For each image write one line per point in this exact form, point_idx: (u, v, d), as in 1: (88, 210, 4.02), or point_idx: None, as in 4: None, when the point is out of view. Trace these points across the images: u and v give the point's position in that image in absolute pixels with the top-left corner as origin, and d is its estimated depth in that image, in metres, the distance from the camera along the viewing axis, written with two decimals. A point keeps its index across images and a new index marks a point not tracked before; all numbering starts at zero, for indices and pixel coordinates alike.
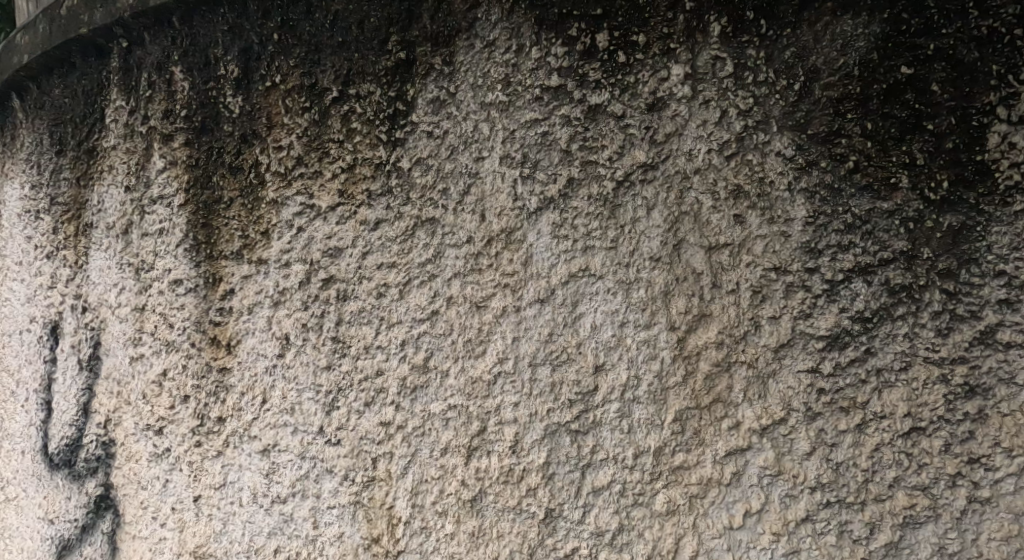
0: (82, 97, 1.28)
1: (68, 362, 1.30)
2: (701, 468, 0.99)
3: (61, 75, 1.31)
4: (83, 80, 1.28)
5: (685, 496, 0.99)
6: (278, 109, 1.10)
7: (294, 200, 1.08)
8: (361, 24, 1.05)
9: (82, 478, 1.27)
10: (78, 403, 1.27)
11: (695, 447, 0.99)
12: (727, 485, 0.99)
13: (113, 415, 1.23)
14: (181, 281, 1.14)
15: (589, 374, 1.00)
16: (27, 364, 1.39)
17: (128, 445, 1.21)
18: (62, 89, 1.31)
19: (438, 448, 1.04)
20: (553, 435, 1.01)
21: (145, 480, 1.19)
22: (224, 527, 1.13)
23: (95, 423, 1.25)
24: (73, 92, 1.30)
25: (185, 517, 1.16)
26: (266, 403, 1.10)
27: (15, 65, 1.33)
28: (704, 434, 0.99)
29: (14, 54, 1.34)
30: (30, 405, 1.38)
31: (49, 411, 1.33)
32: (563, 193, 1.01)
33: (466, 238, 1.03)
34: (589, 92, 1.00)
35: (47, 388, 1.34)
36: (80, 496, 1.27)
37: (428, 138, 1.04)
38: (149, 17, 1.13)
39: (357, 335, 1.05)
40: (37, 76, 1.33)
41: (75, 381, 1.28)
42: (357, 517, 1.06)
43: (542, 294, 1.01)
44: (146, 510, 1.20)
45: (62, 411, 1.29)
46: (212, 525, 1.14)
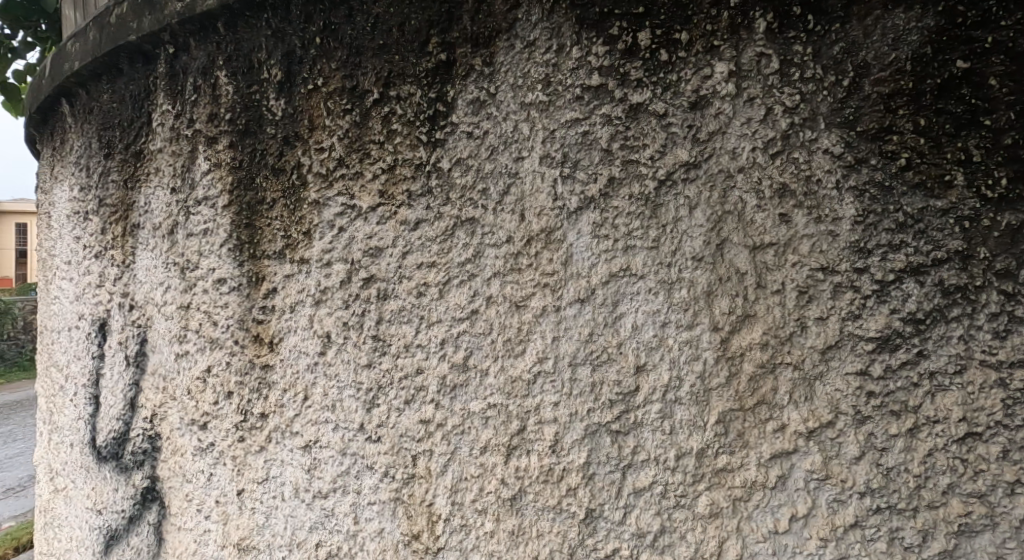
0: (130, 101, 1.31)
1: (115, 358, 1.34)
2: (746, 470, 0.98)
3: (110, 80, 1.35)
4: (130, 85, 1.31)
5: (729, 499, 0.98)
6: (319, 111, 1.11)
7: (335, 200, 1.09)
8: (401, 26, 1.07)
9: (129, 470, 1.31)
10: (125, 398, 1.31)
11: (738, 449, 0.98)
12: (773, 488, 0.97)
13: (158, 410, 1.26)
14: (225, 280, 1.17)
15: (630, 374, 1.00)
16: (75, 359, 1.44)
17: (172, 440, 1.24)
18: (111, 94, 1.35)
19: (478, 447, 1.04)
20: (593, 435, 1.01)
21: (189, 474, 1.22)
22: (266, 521, 1.15)
23: (142, 417, 1.29)
24: (121, 97, 1.33)
25: (227, 510, 1.18)
26: (308, 400, 1.11)
27: (66, 72, 1.39)
28: (748, 436, 0.98)
29: (66, 61, 1.39)
30: (78, 399, 1.43)
31: (97, 405, 1.38)
32: (604, 192, 1.00)
33: (506, 238, 1.03)
34: (631, 91, 1.00)
35: (94, 384, 1.38)
36: (126, 488, 1.31)
37: (468, 138, 1.04)
38: (195, 24, 1.17)
39: (397, 334, 1.06)
40: (87, 83, 1.38)
41: (122, 377, 1.32)
42: (397, 514, 1.07)
43: (582, 294, 1.01)
44: (190, 502, 1.22)
45: (109, 405, 1.34)
46: (255, 519, 1.16)
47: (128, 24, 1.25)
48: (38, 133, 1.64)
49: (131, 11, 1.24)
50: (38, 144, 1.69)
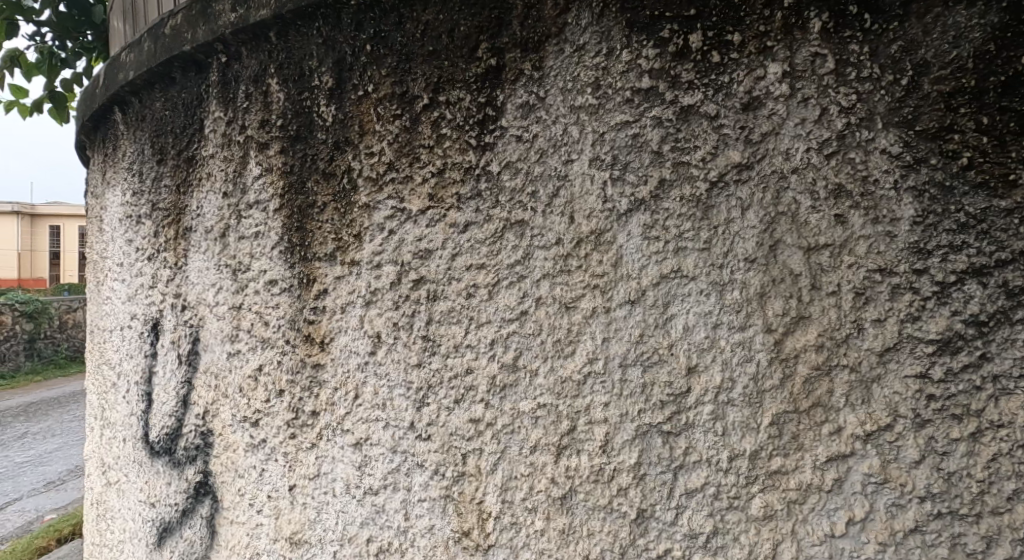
0: (182, 109, 1.35)
1: (168, 357, 1.39)
2: (801, 473, 0.96)
3: (162, 88, 1.39)
4: (183, 94, 1.35)
5: (784, 501, 0.97)
6: (369, 117, 1.13)
7: (386, 204, 1.11)
8: (451, 33, 1.09)
9: (182, 465, 1.35)
10: (178, 395, 1.36)
11: (794, 452, 0.97)
12: (829, 491, 0.96)
13: (210, 408, 1.30)
14: (277, 281, 1.20)
15: (682, 375, 1.00)
16: (128, 358, 1.50)
17: (225, 436, 1.28)
18: (163, 102, 1.39)
19: (528, 446, 1.05)
20: (644, 435, 1.01)
21: (242, 469, 1.26)
22: (319, 516, 1.18)
23: (195, 414, 1.33)
24: (173, 105, 1.37)
25: (280, 505, 1.21)
26: (358, 399, 1.13)
27: (122, 81, 1.44)
28: (803, 438, 0.96)
29: (122, 71, 1.45)
30: (131, 396, 1.48)
31: (149, 402, 1.43)
32: (655, 194, 1.00)
33: (555, 240, 1.04)
34: (682, 93, 0.99)
35: (147, 381, 1.44)
36: (180, 482, 1.35)
37: (517, 142, 1.05)
38: (249, 33, 1.21)
39: (447, 334, 1.08)
40: (141, 91, 1.43)
41: (175, 375, 1.37)
42: (447, 511, 1.09)
43: (632, 295, 1.01)
44: (243, 496, 1.26)
45: (162, 402, 1.39)
46: (307, 513, 1.19)
47: (183, 35, 1.29)
48: (90, 139, 1.70)
49: (187, 22, 1.28)
50: (89, 150, 1.76)
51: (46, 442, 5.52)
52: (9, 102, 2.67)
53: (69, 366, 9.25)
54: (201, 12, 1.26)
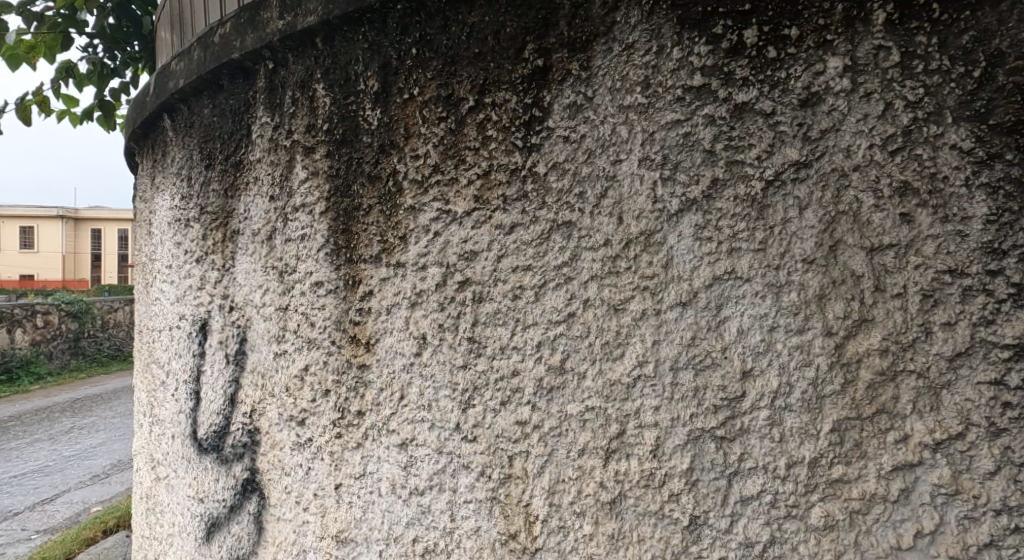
0: (230, 115, 1.37)
1: (215, 356, 1.41)
2: (865, 482, 0.93)
3: (211, 95, 1.42)
4: (231, 100, 1.37)
5: (845, 510, 0.94)
6: (414, 120, 1.13)
7: (431, 206, 1.11)
8: (496, 34, 1.08)
9: (230, 462, 1.37)
10: (226, 393, 1.38)
11: (856, 460, 0.94)
12: (895, 501, 0.93)
13: (257, 406, 1.32)
14: (322, 283, 1.20)
15: (735, 379, 0.98)
16: (177, 357, 1.53)
17: (272, 434, 1.30)
18: (212, 109, 1.42)
19: (576, 449, 1.04)
20: (696, 440, 0.99)
21: (289, 467, 1.27)
22: (364, 515, 1.18)
23: (242, 412, 1.35)
24: (221, 111, 1.39)
25: (326, 503, 1.22)
26: (404, 400, 1.13)
27: (172, 89, 1.47)
28: (866, 446, 0.94)
29: (174, 79, 1.48)
30: (179, 394, 1.51)
31: (197, 400, 1.45)
32: (707, 193, 0.98)
33: (604, 241, 1.02)
34: (736, 90, 0.97)
35: (195, 380, 1.46)
36: (227, 478, 1.38)
37: (564, 142, 1.04)
38: (296, 40, 1.22)
39: (493, 336, 1.07)
40: (190, 99, 1.46)
41: (222, 374, 1.39)
42: (493, 513, 1.08)
43: (684, 297, 0.99)
44: (290, 494, 1.27)
45: (209, 400, 1.42)
46: (352, 512, 1.19)
47: (231, 43, 1.31)
48: (140, 146, 1.74)
49: (236, 30, 1.30)
50: (138, 157, 1.80)
51: (95, 436, 5.68)
52: (60, 112, 2.74)
53: (109, 364, 9.49)
54: (250, 20, 1.28)
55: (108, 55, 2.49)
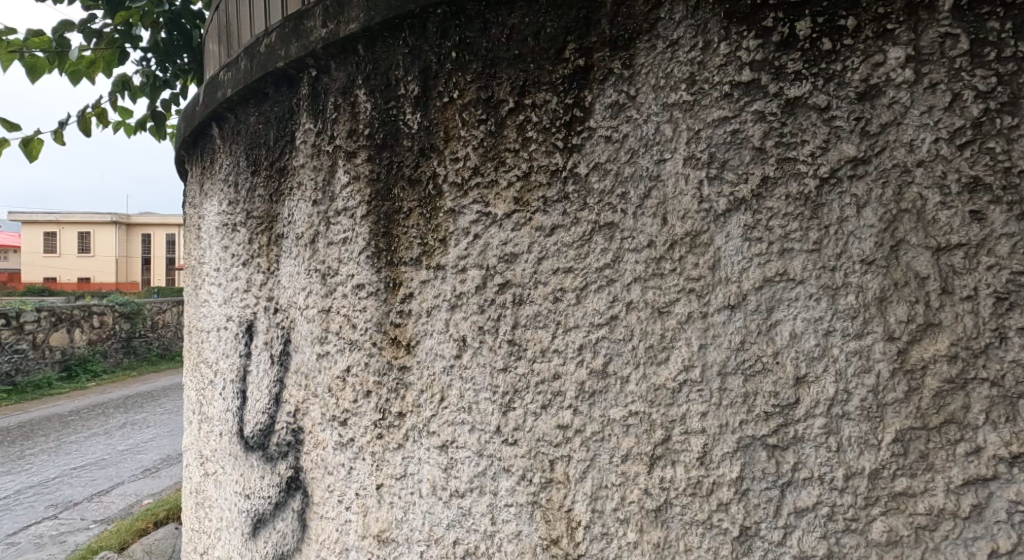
0: (274, 122, 1.37)
1: (261, 357, 1.41)
2: (931, 496, 0.89)
3: (256, 104, 1.42)
4: (275, 107, 1.37)
5: (910, 526, 0.90)
6: (454, 123, 1.11)
7: (471, 208, 1.09)
8: (537, 35, 1.06)
9: (275, 460, 1.38)
10: (271, 393, 1.38)
11: (922, 473, 0.89)
12: (966, 518, 0.88)
13: (301, 406, 1.31)
14: (363, 285, 1.19)
15: (789, 385, 0.94)
16: (225, 357, 1.54)
17: (315, 434, 1.29)
18: (257, 117, 1.42)
19: (619, 454, 1.01)
20: (747, 448, 0.96)
21: (330, 466, 1.26)
22: (405, 515, 1.17)
23: (286, 411, 1.35)
24: (266, 119, 1.40)
25: (367, 503, 1.21)
26: (444, 401, 1.12)
27: (220, 99, 1.49)
28: (934, 459, 0.89)
29: (221, 88, 1.50)
30: (227, 393, 1.52)
31: (243, 399, 1.46)
32: (757, 192, 0.95)
33: (647, 242, 1.00)
34: (787, 85, 0.94)
35: (241, 380, 1.47)
36: (272, 476, 1.38)
37: (606, 142, 1.02)
38: (338, 47, 1.22)
39: (534, 339, 1.05)
40: (237, 108, 1.47)
41: (267, 374, 1.39)
42: (534, 518, 1.06)
43: (732, 300, 0.96)
44: (332, 493, 1.26)
45: (255, 400, 1.42)
46: (393, 512, 1.18)
47: (276, 52, 1.31)
48: (190, 154, 1.76)
49: (280, 39, 1.31)
50: (187, 164, 1.82)
51: (147, 431, 5.81)
52: (116, 123, 2.79)
53: (158, 363, 9.70)
54: (295, 29, 1.28)
55: (161, 68, 2.52)
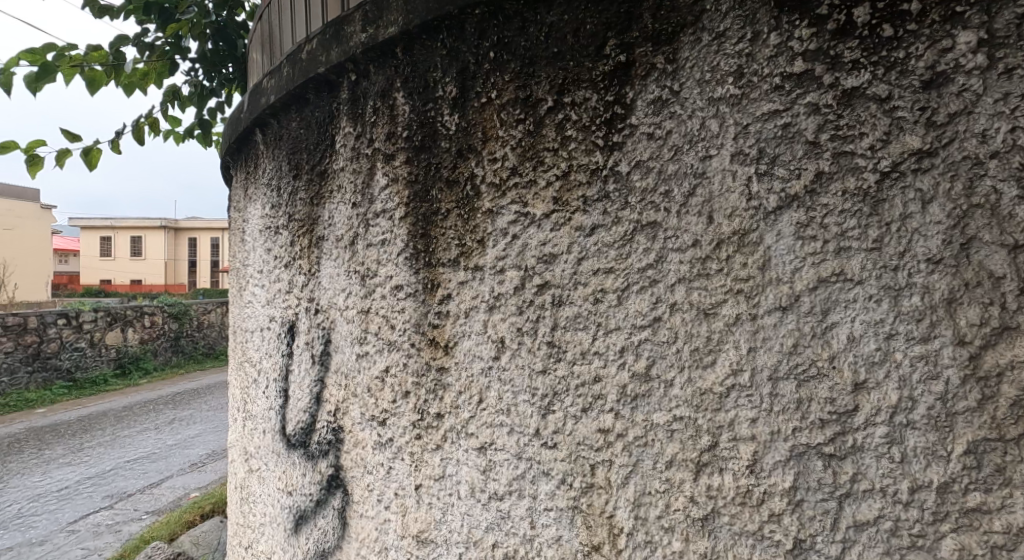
0: (315, 127, 1.36)
1: (302, 356, 1.40)
2: (1008, 514, 0.84)
3: (298, 110, 1.42)
4: (316, 113, 1.36)
5: (985, 545, 0.85)
6: (492, 123, 1.09)
7: (509, 209, 1.07)
8: (576, 32, 1.03)
9: (315, 458, 1.37)
10: (312, 392, 1.37)
11: (997, 488, 0.84)
12: None
13: (340, 405, 1.30)
14: (402, 287, 1.17)
15: (846, 392, 0.89)
16: (267, 357, 1.54)
17: (354, 433, 1.27)
18: (298, 122, 1.41)
19: (663, 461, 0.97)
20: (801, 458, 0.91)
21: (370, 465, 1.24)
22: (443, 516, 1.14)
23: (326, 410, 1.34)
24: (307, 124, 1.39)
25: (406, 503, 1.18)
26: (482, 403, 1.09)
27: (263, 105, 1.49)
28: (1010, 473, 0.84)
29: (264, 95, 1.50)
30: (269, 391, 1.52)
31: (285, 399, 1.45)
32: (810, 188, 0.91)
33: (692, 242, 0.96)
34: (843, 75, 0.89)
35: (284, 379, 1.47)
36: (313, 474, 1.37)
37: (648, 140, 0.98)
38: (377, 51, 1.20)
39: (573, 341, 1.02)
40: (279, 113, 1.47)
41: (309, 373, 1.38)
42: (575, 523, 1.03)
43: (784, 301, 0.92)
44: (371, 493, 1.25)
45: (297, 399, 1.41)
46: (432, 513, 1.15)
47: (317, 58, 1.30)
48: (236, 160, 1.76)
49: (321, 45, 1.30)
50: (233, 169, 1.83)
51: (194, 427, 5.91)
52: (167, 132, 2.83)
53: (205, 361, 9.88)
54: (335, 34, 1.27)
55: (209, 78, 2.53)
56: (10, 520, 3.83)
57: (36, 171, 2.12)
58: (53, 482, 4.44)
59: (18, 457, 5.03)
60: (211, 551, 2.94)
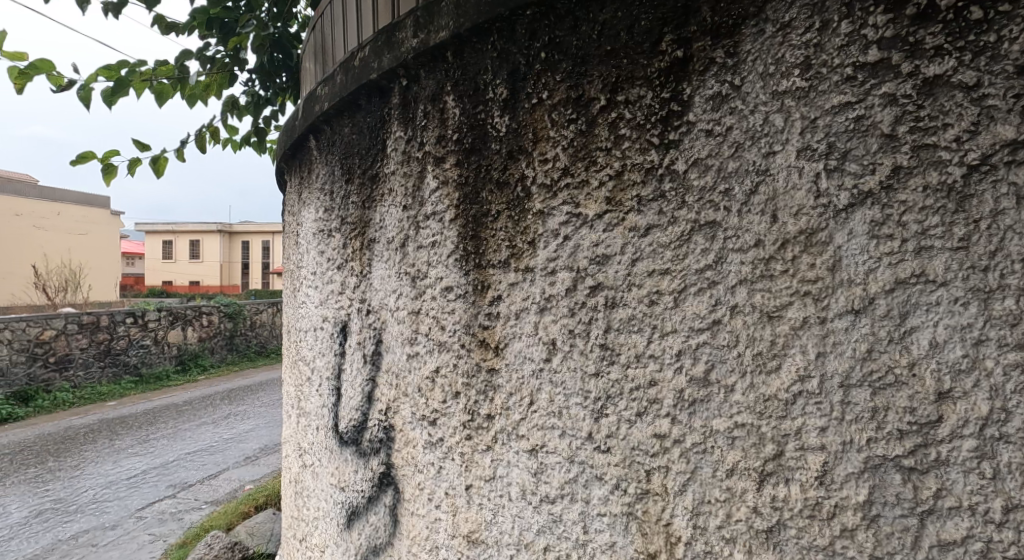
0: (366, 132, 1.35)
1: (354, 356, 1.40)
2: None
3: (350, 116, 1.41)
4: (367, 118, 1.35)
5: None
6: (543, 124, 1.06)
7: (560, 210, 1.04)
8: (631, 29, 1.00)
9: (367, 455, 1.36)
10: (363, 391, 1.36)
11: None
12: None
13: (392, 404, 1.29)
14: (452, 288, 1.15)
15: (929, 401, 0.84)
16: (321, 356, 1.54)
17: (405, 432, 1.26)
18: (350, 128, 1.40)
19: (724, 468, 0.93)
20: (878, 470, 0.86)
21: (421, 464, 1.22)
22: (494, 517, 1.12)
23: (378, 409, 1.33)
24: (358, 129, 1.38)
25: (457, 503, 1.16)
26: (534, 406, 1.06)
27: (316, 112, 1.49)
28: None
29: (318, 102, 1.50)
30: (323, 390, 1.52)
31: (338, 397, 1.45)
32: (887, 184, 0.86)
33: (754, 242, 0.92)
34: (925, 63, 0.84)
35: (336, 378, 1.46)
36: (365, 471, 1.36)
37: (707, 137, 0.94)
38: (427, 55, 1.18)
39: (627, 344, 0.98)
40: (332, 119, 1.46)
41: (360, 372, 1.37)
42: (630, 529, 0.99)
43: (856, 304, 0.87)
44: (422, 491, 1.22)
45: (349, 397, 1.41)
46: (482, 514, 1.13)
47: (370, 65, 1.29)
48: (290, 167, 1.77)
49: (372, 52, 1.29)
50: (287, 176, 1.83)
51: (250, 422, 6.03)
52: (225, 140, 2.87)
53: (259, 359, 10.08)
54: (386, 39, 1.26)
55: (264, 88, 2.56)
56: (85, 504, 3.95)
57: (110, 180, 2.17)
58: (121, 471, 4.57)
59: (90, 447, 5.19)
60: (266, 542, 2.99)
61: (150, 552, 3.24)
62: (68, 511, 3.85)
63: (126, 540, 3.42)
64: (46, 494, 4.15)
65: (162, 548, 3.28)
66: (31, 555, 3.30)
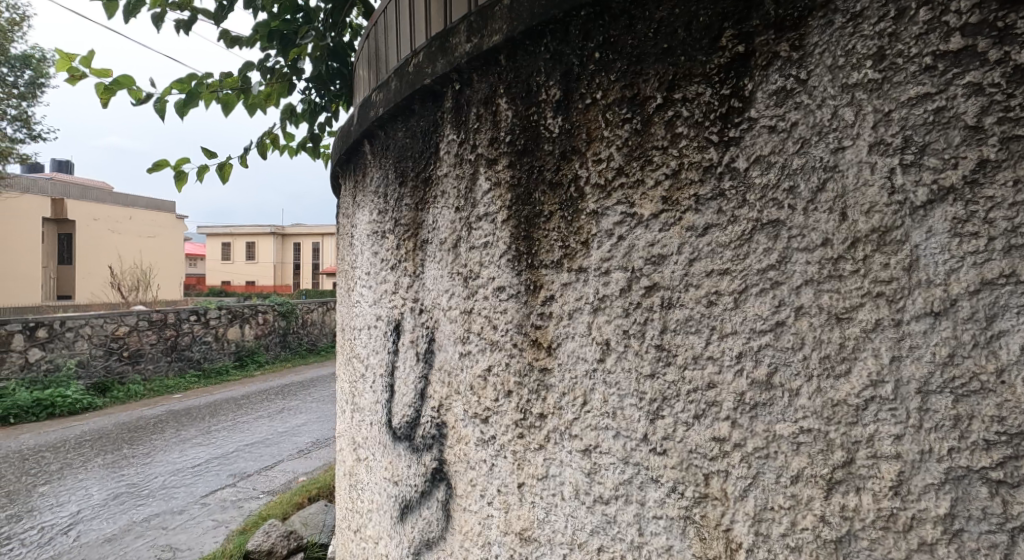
0: (419, 137, 1.34)
1: (407, 354, 1.39)
2: None
3: (403, 120, 1.40)
4: (420, 122, 1.34)
5: None
6: (597, 124, 1.03)
7: (615, 210, 1.01)
8: (688, 26, 0.96)
9: (419, 451, 1.35)
10: (416, 389, 1.36)
11: None
12: None
13: (444, 401, 1.28)
14: (504, 288, 1.14)
15: (1020, 411, 0.79)
16: (374, 353, 1.54)
17: (457, 429, 1.25)
18: (403, 132, 1.40)
19: (787, 475, 0.89)
20: (961, 481, 0.81)
21: (473, 461, 1.21)
22: (547, 516, 1.09)
23: (430, 406, 1.32)
24: (411, 133, 1.37)
25: (509, 500, 1.14)
26: (587, 406, 1.04)
27: (371, 117, 1.49)
28: None
29: (372, 107, 1.50)
30: (376, 386, 1.52)
31: (391, 394, 1.45)
32: (971, 179, 0.81)
33: (821, 240, 0.88)
34: (1014, 50, 0.79)
35: (389, 375, 1.46)
36: (418, 466, 1.35)
37: (770, 133, 0.91)
38: (481, 59, 1.17)
39: (683, 345, 0.95)
40: (386, 124, 1.46)
41: (413, 370, 1.37)
42: (687, 533, 0.96)
43: (935, 306, 0.83)
44: (474, 487, 1.21)
45: (402, 394, 1.40)
46: (534, 512, 1.11)
47: (423, 69, 1.28)
48: (345, 172, 1.77)
49: (426, 57, 1.28)
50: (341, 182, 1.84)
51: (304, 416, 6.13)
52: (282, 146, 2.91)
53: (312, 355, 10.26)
54: (439, 43, 1.24)
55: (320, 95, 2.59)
56: (155, 489, 4.06)
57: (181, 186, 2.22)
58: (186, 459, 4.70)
59: (158, 436, 5.34)
60: (319, 533, 3.04)
61: (213, 536, 3.32)
62: (141, 495, 3.96)
63: (192, 524, 3.50)
64: (121, 478, 4.29)
65: (224, 533, 3.35)
66: (109, 534, 3.42)
